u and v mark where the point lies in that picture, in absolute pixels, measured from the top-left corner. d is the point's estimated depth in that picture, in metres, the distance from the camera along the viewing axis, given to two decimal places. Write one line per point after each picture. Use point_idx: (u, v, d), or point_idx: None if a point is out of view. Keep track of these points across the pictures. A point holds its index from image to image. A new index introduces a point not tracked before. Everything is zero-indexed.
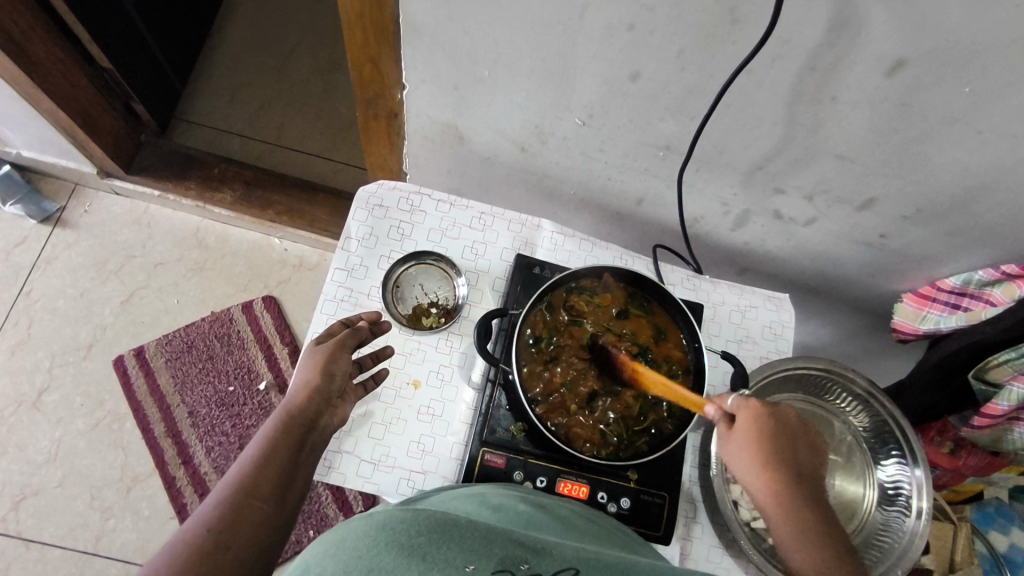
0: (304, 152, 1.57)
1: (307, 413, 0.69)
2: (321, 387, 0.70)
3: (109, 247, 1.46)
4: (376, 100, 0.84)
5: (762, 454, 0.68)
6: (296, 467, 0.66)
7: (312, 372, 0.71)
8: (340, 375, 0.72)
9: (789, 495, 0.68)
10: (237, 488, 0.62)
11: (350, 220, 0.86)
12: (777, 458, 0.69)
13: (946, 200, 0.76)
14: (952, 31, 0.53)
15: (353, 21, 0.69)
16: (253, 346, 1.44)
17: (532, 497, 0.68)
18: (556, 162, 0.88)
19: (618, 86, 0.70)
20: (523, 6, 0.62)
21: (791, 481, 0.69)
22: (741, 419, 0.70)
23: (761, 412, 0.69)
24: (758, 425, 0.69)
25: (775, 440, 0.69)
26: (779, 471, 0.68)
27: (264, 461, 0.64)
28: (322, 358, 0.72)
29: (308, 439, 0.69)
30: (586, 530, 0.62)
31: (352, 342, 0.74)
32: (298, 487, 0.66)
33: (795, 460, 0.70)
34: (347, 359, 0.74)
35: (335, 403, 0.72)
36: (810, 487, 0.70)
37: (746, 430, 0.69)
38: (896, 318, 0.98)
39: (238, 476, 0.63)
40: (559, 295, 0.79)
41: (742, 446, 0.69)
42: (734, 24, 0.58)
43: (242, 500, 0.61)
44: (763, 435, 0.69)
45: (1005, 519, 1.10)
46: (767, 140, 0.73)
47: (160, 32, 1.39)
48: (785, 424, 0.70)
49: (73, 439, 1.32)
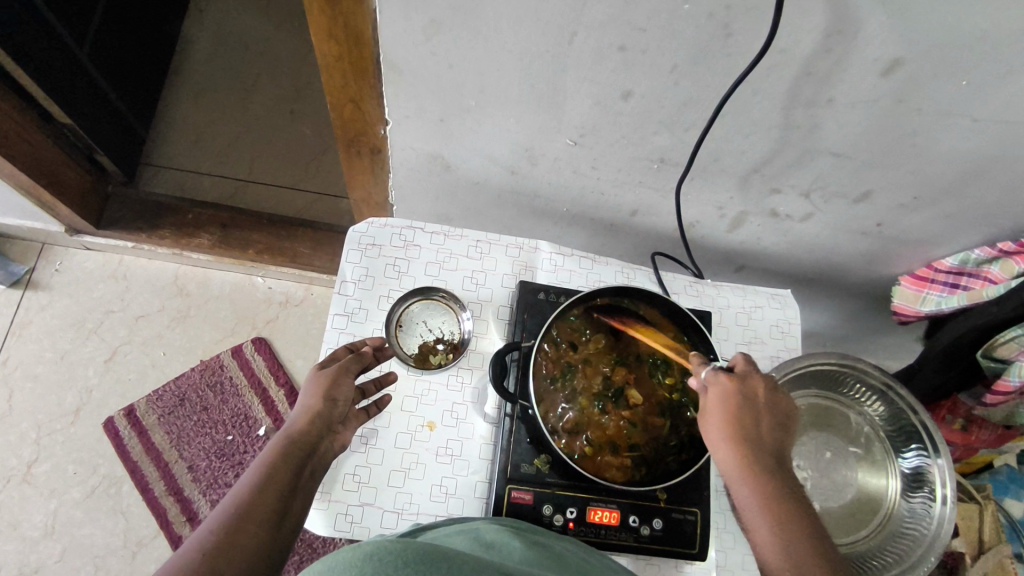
0: (278, 186, 1.53)
1: (308, 437, 0.66)
2: (324, 411, 0.68)
3: (87, 305, 1.41)
4: (359, 137, 0.82)
5: (732, 425, 0.65)
6: (294, 490, 0.62)
7: (315, 397, 0.68)
8: (342, 401, 0.70)
9: (760, 471, 0.63)
10: (232, 511, 0.57)
11: (343, 262, 0.84)
12: (749, 432, 0.64)
13: (943, 188, 0.76)
14: (948, 28, 0.53)
15: (332, 64, 0.67)
16: (248, 392, 1.40)
17: (527, 533, 0.65)
18: (547, 182, 0.87)
19: (610, 105, 0.69)
20: (509, 35, 0.60)
21: (759, 458, 0.64)
22: (713, 392, 0.67)
23: (728, 385, 0.66)
24: (729, 397, 0.65)
25: (747, 413, 0.65)
26: (751, 446, 0.64)
27: (262, 486, 0.60)
28: (325, 384, 0.69)
29: (308, 463, 0.65)
30: (578, 568, 0.59)
31: (355, 368, 0.72)
32: (295, 513, 0.61)
33: (769, 440, 0.65)
34: (350, 386, 0.71)
35: (336, 428, 0.69)
36: (786, 468, 0.65)
37: (715, 401, 0.66)
38: (895, 301, 0.98)
39: (235, 499, 0.58)
40: (562, 327, 0.77)
41: (712, 418, 0.66)
42: (728, 37, 0.56)
43: (237, 523, 0.56)
44: (735, 408, 0.65)
45: (1018, 485, 1.11)
46: (763, 145, 0.72)
47: (118, 78, 1.34)
48: (756, 400, 0.66)
49: (69, 509, 1.27)
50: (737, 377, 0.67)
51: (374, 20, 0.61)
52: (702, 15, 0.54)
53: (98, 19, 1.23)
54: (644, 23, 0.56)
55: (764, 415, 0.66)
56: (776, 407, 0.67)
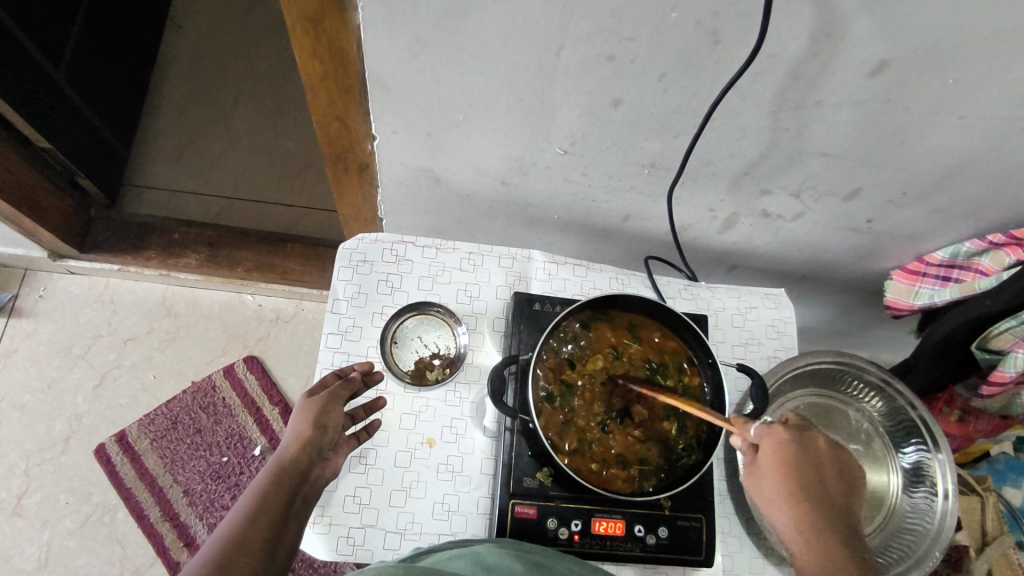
0: (264, 203, 1.52)
1: (299, 465, 0.66)
2: (314, 439, 0.68)
3: (73, 330, 1.38)
4: (345, 154, 0.81)
5: (792, 484, 0.66)
6: (286, 518, 0.64)
7: (305, 425, 0.68)
8: (332, 427, 0.70)
9: (821, 525, 0.66)
10: (225, 545, 0.59)
11: (335, 280, 0.83)
12: (808, 489, 0.66)
13: (932, 183, 0.76)
14: (933, 29, 0.53)
15: (316, 84, 0.67)
16: (242, 412, 1.38)
17: (527, 553, 0.64)
18: (537, 191, 0.86)
19: (598, 114, 0.68)
20: (495, 48, 0.60)
21: (820, 517, 0.66)
22: (766, 451, 0.67)
23: (784, 446, 0.67)
24: (785, 455, 0.67)
25: (804, 468, 0.66)
26: (811, 501, 0.66)
27: (253, 517, 0.62)
28: (315, 411, 0.69)
29: (300, 490, 0.66)
30: None
31: (344, 394, 0.72)
32: (288, 540, 0.63)
33: (826, 489, 0.67)
34: (340, 412, 0.71)
35: (327, 455, 0.69)
36: (844, 514, 0.67)
37: (772, 464, 0.67)
38: (888, 296, 0.98)
39: (227, 530, 0.61)
40: (557, 340, 0.76)
41: (769, 479, 0.67)
42: (716, 44, 0.56)
43: (230, 556, 0.58)
44: (791, 466, 0.66)
45: (1016, 472, 1.11)
46: (752, 148, 0.72)
47: (97, 101, 1.32)
48: (812, 457, 0.67)
49: (63, 540, 1.25)
50: (791, 435, 0.68)
51: (358, 38, 0.60)
52: (689, 23, 0.54)
53: (74, 41, 1.22)
54: (630, 33, 0.56)
55: (823, 470, 0.68)
56: (834, 460, 0.68)
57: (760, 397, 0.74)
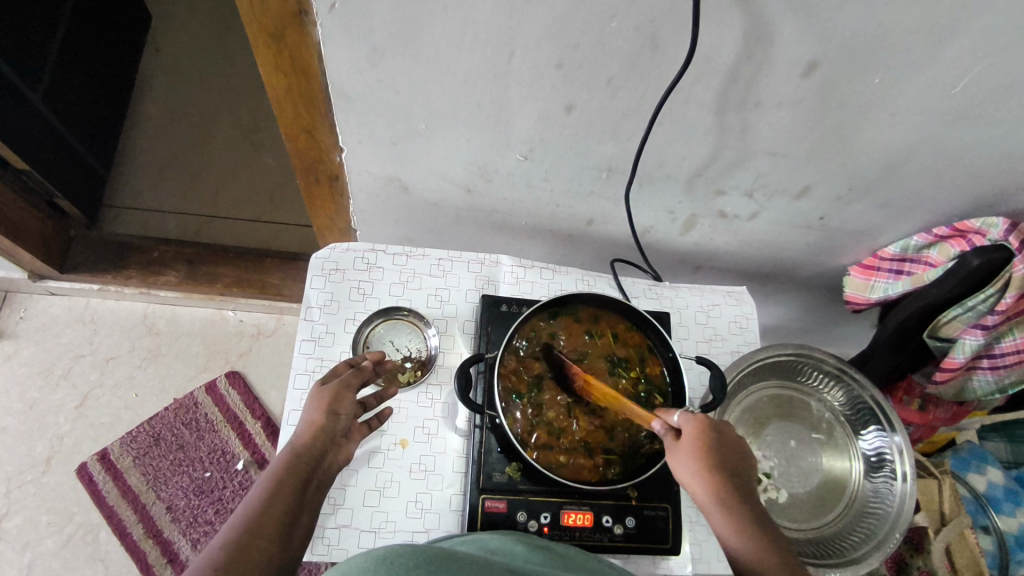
0: (243, 220, 1.54)
1: (314, 451, 0.66)
2: (327, 425, 0.68)
3: (54, 351, 1.39)
4: (315, 165, 0.84)
5: (710, 468, 0.65)
6: (301, 503, 0.63)
7: (318, 412, 0.69)
8: (344, 415, 0.71)
9: (741, 508, 0.65)
10: (241, 527, 0.57)
11: (307, 288, 0.85)
12: (726, 474, 0.65)
13: (874, 178, 0.80)
14: (854, 31, 0.57)
15: (283, 97, 0.70)
16: (224, 427, 1.39)
17: (530, 538, 0.67)
18: (502, 198, 0.90)
19: (553, 119, 0.72)
20: (451, 58, 0.63)
21: (738, 497, 0.65)
22: (688, 435, 0.66)
23: (707, 426, 0.67)
24: (707, 440, 0.66)
25: (722, 455, 0.66)
26: (730, 488, 0.65)
27: (269, 498, 0.61)
28: (327, 399, 0.70)
29: (314, 476, 0.66)
30: (584, 561, 0.61)
31: (355, 382, 0.73)
32: (303, 526, 0.62)
33: (742, 474, 0.67)
34: (351, 400, 0.72)
35: (340, 441, 0.70)
36: (757, 499, 0.67)
37: (696, 444, 0.66)
38: (847, 291, 1.02)
39: (243, 513, 0.59)
40: (520, 341, 0.78)
41: (691, 465, 0.65)
42: (656, 49, 0.60)
43: (246, 539, 0.56)
44: (711, 453, 0.65)
45: (979, 459, 1.15)
46: (702, 149, 0.76)
47: (75, 122, 1.35)
48: (731, 439, 0.68)
49: (45, 561, 1.24)
50: (709, 417, 0.68)
51: (319, 51, 0.63)
52: (629, 30, 0.58)
53: (52, 66, 1.25)
54: (576, 40, 0.60)
55: (739, 453, 0.68)
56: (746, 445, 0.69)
57: (718, 388, 0.78)
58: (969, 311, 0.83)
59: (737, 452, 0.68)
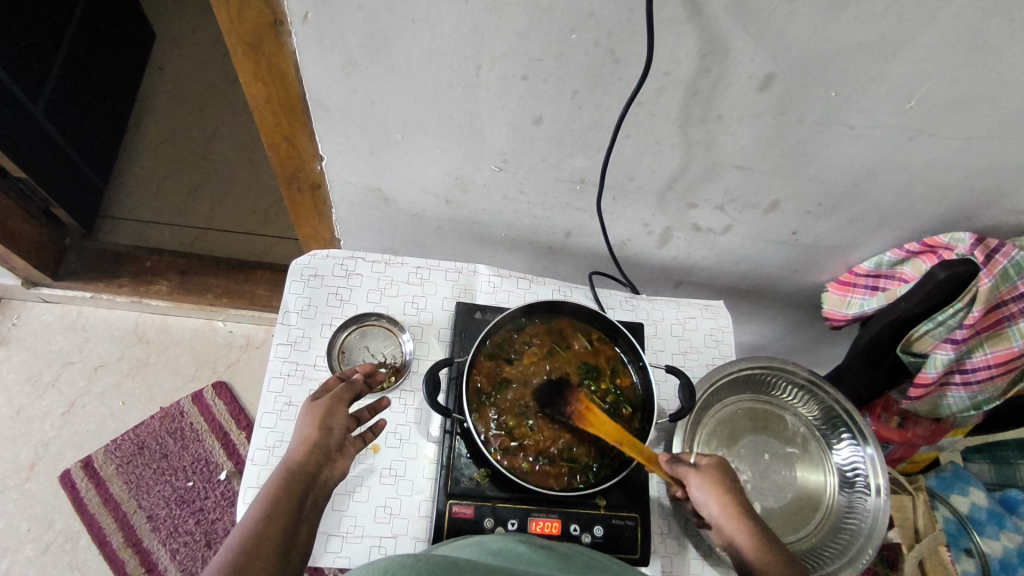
0: (237, 233, 1.57)
1: (307, 468, 0.66)
2: (321, 441, 0.68)
3: (44, 356, 1.41)
4: (297, 174, 0.87)
5: (731, 495, 0.70)
6: (298, 521, 0.62)
7: (311, 428, 0.69)
8: (338, 429, 0.70)
9: (760, 531, 0.68)
10: (238, 547, 0.57)
11: (286, 293, 0.86)
12: (745, 501, 0.70)
13: (842, 193, 0.81)
14: (806, 46, 0.59)
15: (263, 106, 0.73)
16: (209, 437, 1.39)
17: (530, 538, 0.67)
18: (481, 209, 0.91)
19: (524, 130, 0.74)
20: (421, 69, 0.66)
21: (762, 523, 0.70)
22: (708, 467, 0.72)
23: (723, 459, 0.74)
24: (725, 471, 0.72)
25: (738, 486, 0.71)
26: (750, 512, 0.69)
27: (265, 518, 0.60)
28: (319, 414, 0.70)
29: (309, 493, 0.65)
30: (588, 565, 0.60)
31: (348, 396, 0.73)
32: (300, 544, 0.61)
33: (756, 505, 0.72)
34: (344, 414, 0.72)
35: (335, 456, 0.69)
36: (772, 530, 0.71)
37: (719, 474, 0.71)
38: (825, 307, 1.02)
39: (239, 534, 0.58)
40: (490, 347, 0.79)
41: (714, 489, 0.70)
42: (616, 63, 0.62)
43: (242, 560, 0.55)
44: (729, 483, 0.71)
45: (963, 481, 1.13)
46: (670, 162, 0.77)
47: (75, 135, 1.38)
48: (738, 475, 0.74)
49: (23, 568, 1.24)
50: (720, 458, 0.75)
51: (295, 61, 0.66)
52: (589, 43, 0.60)
53: (53, 81, 1.29)
54: (539, 52, 0.62)
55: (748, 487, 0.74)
56: None
57: (686, 397, 0.78)
58: (940, 326, 0.84)
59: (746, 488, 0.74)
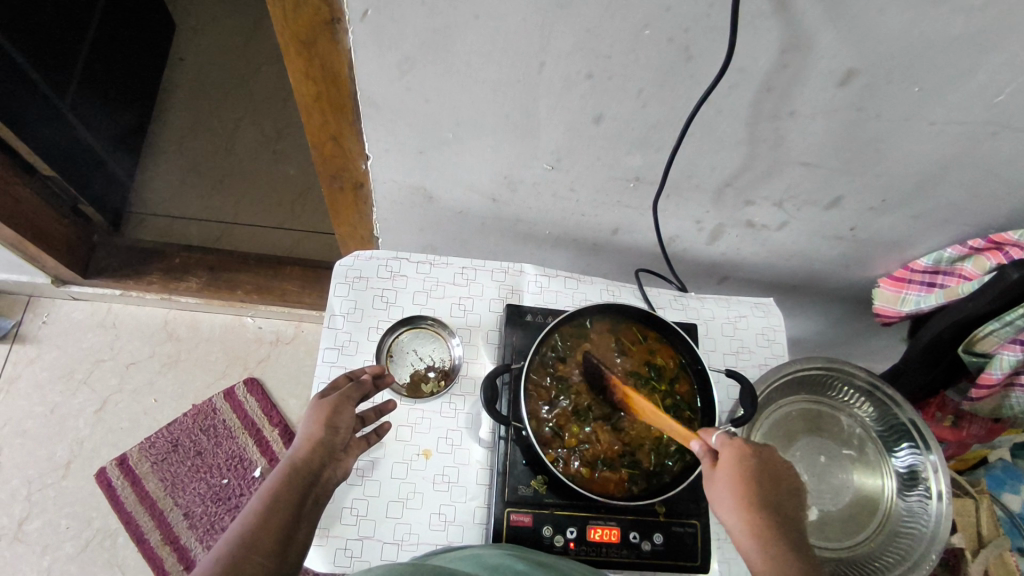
0: (265, 227, 1.55)
1: (311, 466, 0.65)
2: (326, 440, 0.67)
3: (76, 355, 1.40)
4: (341, 173, 0.84)
5: (745, 492, 0.61)
6: (298, 520, 0.62)
7: (316, 425, 0.67)
8: (343, 428, 0.69)
9: (773, 531, 0.59)
10: (235, 540, 0.57)
11: (331, 296, 0.84)
12: (761, 497, 0.61)
13: (910, 188, 0.78)
14: (895, 41, 0.56)
15: (311, 105, 0.70)
16: (242, 434, 1.39)
17: (531, 554, 0.67)
18: (528, 207, 0.89)
19: (582, 130, 0.71)
20: (481, 68, 0.63)
21: (775, 526, 0.59)
22: (724, 458, 0.63)
23: (746, 449, 0.63)
24: (741, 462, 0.62)
25: (762, 475, 0.61)
26: (766, 507, 0.60)
27: (265, 516, 0.59)
28: (326, 411, 0.68)
29: (311, 490, 0.64)
30: None
31: (356, 396, 0.71)
32: (300, 541, 0.61)
33: (780, 502, 0.61)
34: (352, 413, 0.70)
35: (339, 455, 0.68)
36: (798, 533, 0.61)
37: (731, 469, 0.62)
38: (876, 303, 0.98)
39: (234, 533, 0.58)
40: (545, 351, 0.77)
41: (722, 485, 0.62)
42: (689, 60, 0.59)
43: (242, 554, 0.56)
44: (744, 476, 0.61)
45: (1014, 478, 1.12)
46: (732, 160, 0.74)
47: (101, 131, 1.37)
48: (771, 465, 0.63)
49: (63, 565, 1.24)
50: (751, 442, 0.64)
51: (349, 61, 0.63)
52: (662, 39, 0.57)
53: (78, 76, 1.27)
54: (608, 50, 0.59)
55: (781, 479, 0.62)
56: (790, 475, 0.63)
57: (748, 402, 0.76)
58: (1006, 326, 0.80)
59: (778, 481, 0.62)
